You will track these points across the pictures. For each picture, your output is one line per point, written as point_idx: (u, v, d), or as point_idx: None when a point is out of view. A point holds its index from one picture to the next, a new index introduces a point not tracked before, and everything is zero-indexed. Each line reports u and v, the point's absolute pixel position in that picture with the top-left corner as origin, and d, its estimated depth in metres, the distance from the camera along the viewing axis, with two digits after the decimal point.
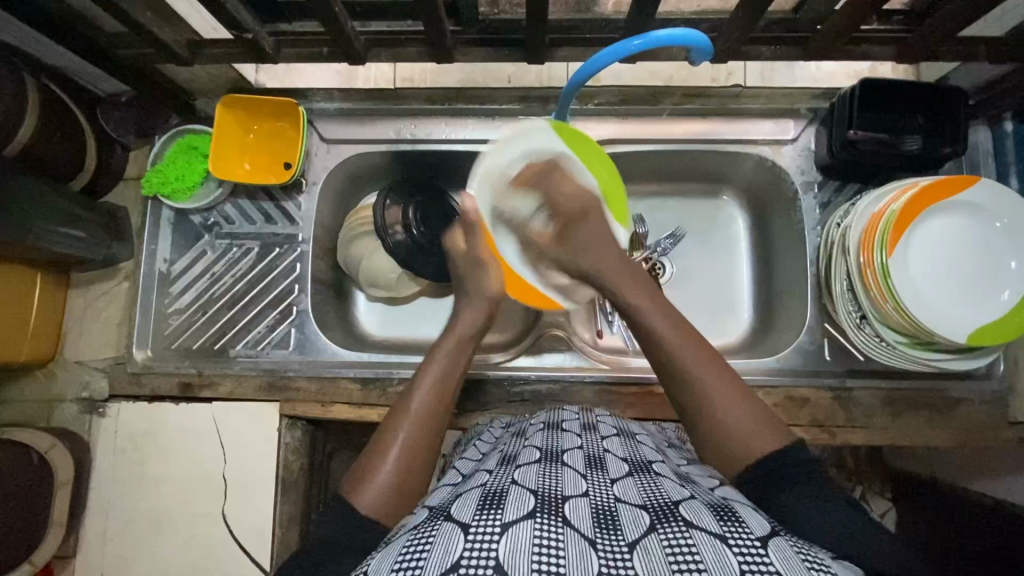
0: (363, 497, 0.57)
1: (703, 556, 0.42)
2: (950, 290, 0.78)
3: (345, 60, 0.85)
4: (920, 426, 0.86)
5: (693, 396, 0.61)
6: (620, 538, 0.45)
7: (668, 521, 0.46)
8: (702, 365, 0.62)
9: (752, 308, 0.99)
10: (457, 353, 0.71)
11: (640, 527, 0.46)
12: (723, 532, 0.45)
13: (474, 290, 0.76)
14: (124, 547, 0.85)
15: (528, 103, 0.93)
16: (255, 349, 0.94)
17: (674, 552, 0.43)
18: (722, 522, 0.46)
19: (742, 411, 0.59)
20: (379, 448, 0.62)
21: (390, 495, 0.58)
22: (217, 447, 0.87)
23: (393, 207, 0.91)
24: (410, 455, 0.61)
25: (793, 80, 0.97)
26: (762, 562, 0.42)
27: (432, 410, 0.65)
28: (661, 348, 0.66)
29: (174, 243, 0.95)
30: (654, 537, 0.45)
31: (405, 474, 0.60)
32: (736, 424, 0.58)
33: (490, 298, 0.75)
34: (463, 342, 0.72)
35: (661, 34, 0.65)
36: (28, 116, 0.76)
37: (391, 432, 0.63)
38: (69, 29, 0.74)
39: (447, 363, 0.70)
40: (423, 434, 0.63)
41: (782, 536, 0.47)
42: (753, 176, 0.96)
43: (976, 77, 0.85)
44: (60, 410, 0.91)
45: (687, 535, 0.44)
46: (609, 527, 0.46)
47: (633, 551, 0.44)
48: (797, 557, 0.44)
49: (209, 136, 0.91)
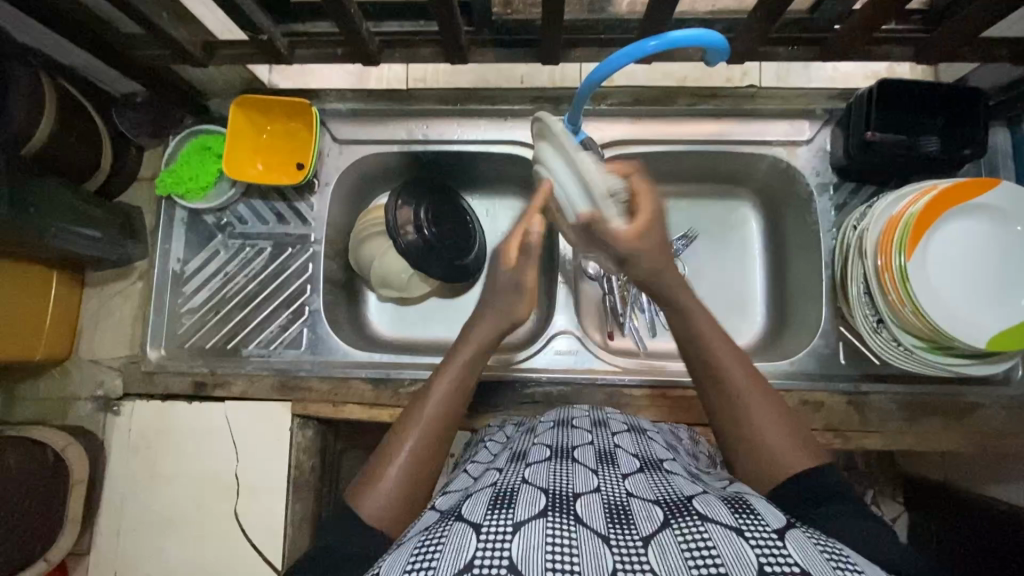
0: (364, 505, 0.58)
1: (720, 552, 0.42)
2: (969, 296, 0.77)
3: (359, 60, 0.85)
4: (937, 431, 0.85)
5: (739, 418, 0.62)
6: (633, 532, 0.44)
7: (682, 515, 0.46)
8: (749, 395, 0.63)
9: (765, 311, 0.99)
10: (471, 364, 0.71)
11: (653, 521, 0.46)
12: (739, 526, 0.44)
13: (496, 309, 0.74)
14: (137, 545, 0.86)
15: (540, 103, 0.93)
16: (267, 348, 0.94)
17: (689, 547, 0.42)
18: (738, 515, 0.46)
19: (790, 438, 0.60)
20: (385, 456, 0.63)
21: (390, 504, 0.59)
22: (229, 447, 0.87)
23: (404, 207, 0.92)
24: (416, 464, 0.62)
25: (808, 80, 0.96)
26: (780, 554, 0.42)
27: (442, 420, 0.66)
28: (716, 373, 0.65)
29: (187, 243, 0.95)
30: (669, 531, 0.44)
31: (408, 486, 0.61)
32: (780, 453, 0.59)
33: (513, 320, 0.75)
34: (480, 350, 0.72)
35: (678, 35, 0.64)
36: (43, 118, 0.77)
37: (398, 439, 0.64)
38: (83, 26, 0.74)
39: (459, 375, 0.70)
40: (429, 444, 0.64)
41: (796, 527, 0.46)
42: (769, 177, 0.95)
43: (995, 78, 0.84)
44: (75, 408, 0.91)
45: (702, 528, 0.44)
46: (622, 521, 0.46)
47: (647, 545, 0.43)
48: (819, 553, 0.43)
49: (221, 136, 0.92)
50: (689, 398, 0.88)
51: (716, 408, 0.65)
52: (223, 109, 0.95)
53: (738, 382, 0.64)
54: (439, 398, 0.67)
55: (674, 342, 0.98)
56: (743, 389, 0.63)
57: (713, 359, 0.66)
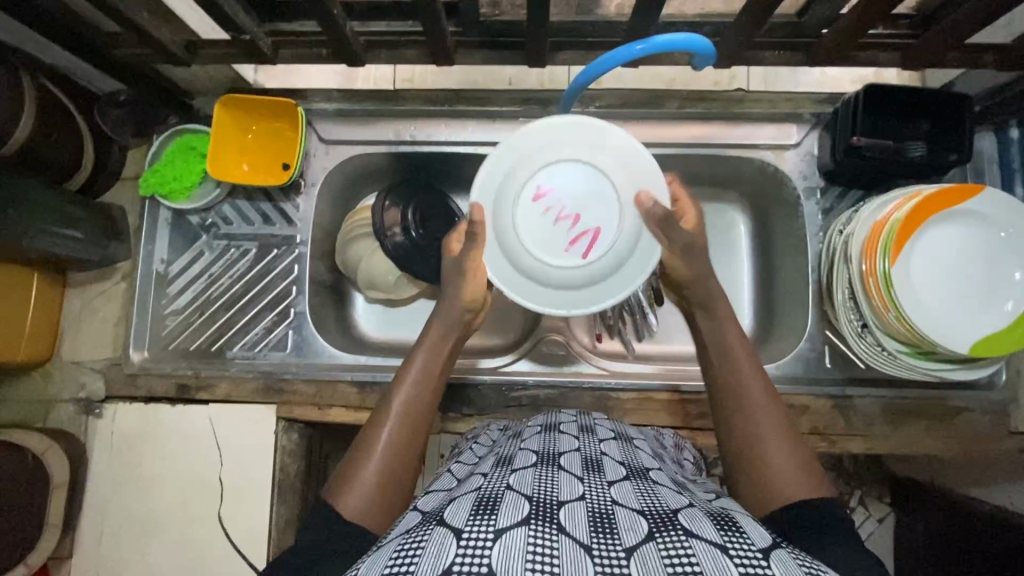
0: (343, 508, 0.57)
1: (702, 565, 0.42)
2: (952, 301, 0.77)
3: (344, 61, 0.84)
4: (921, 435, 0.86)
5: (746, 432, 0.63)
6: (617, 542, 0.44)
7: (667, 528, 0.45)
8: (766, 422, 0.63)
9: (751, 314, 0.99)
10: (434, 356, 0.71)
11: (637, 532, 0.45)
12: (723, 544, 0.44)
13: (449, 298, 0.74)
14: (119, 549, 0.85)
15: (528, 105, 0.92)
16: (252, 350, 0.93)
17: (672, 560, 0.42)
18: (723, 533, 0.46)
19: (794, 459, 0.60)
20: (359, 458, 0.62)
21: (371, 502, 0.58)
22: (213, 450, 0.87)
23: (391, 209, 0.91)
24: (393, 458, 0.62)
25: (796, 85, 0.96)
26: (763, 572, 0.42)
27: (412, 414, 0.66)
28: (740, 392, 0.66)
29: (171, 243, 0.94)
30: (652, 544, 0.44)
31: (389, 481, 0.60)
32: (781, 479, 0.59)
33: (466, 305, 0.74)
34: (439, 343, 0.72)
35: (664, 40, 0.64)
36: (22, 116, 0.75)
37: (370, 439, 0.63)
38: (62, 24, 0.73)
39: (423, 370, 0.69)
40: (402, 439, 0.64)
41: (783, 547, 0.46)
42: (756, 181, 0.95)
43: (981, 84, 0.85)
44: (57, 411, 0.90)
45: (686, 544, 0.44)
46: (606, 530, 0.45)
47: (630, 556, 0.43)
48: (800, 569, 0.43)
49: (206, 136, 0.91)
50: (676, 402, 0.88)
51: (726, 421, 0.65)
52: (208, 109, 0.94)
53: (759, 406, 0.64)
54: (406, 392, 0.67)
55: (662, 343, 0.98)
56: (761, 413, 0.63)
57: (740, 380, 0.66)
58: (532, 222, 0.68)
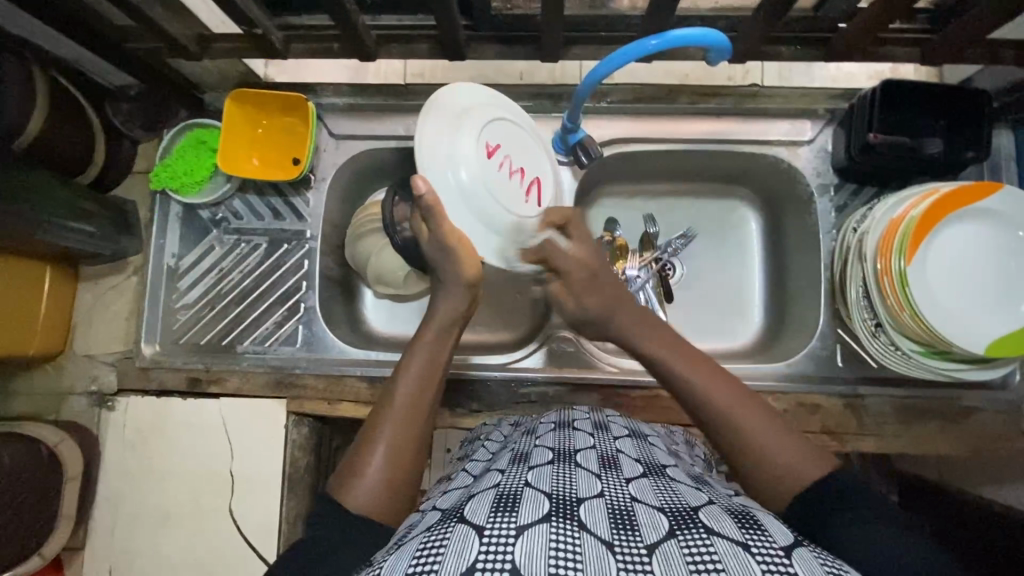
0: (349, 497, 0.58)
1: (725, 563, 0.41)
2: (973, 301, 0.76)
3: (355, 55, 0.84)
4: (932, 435, 0.85)
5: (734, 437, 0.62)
6: (638, 539, 0.44)
7: (688, 526, 0.45)
8: (751, 429, 0.61)
9: (762, 311, 0.98)
10: (437, 345, 0.70)
11: (658, 529, 0.45)
12: (745, 541, 0.44)
13: (449, 280, 0.72)
14: (133, 540, 0.86)
15: (540, 99, 0.91)
16: (262, 345, 0.92)
17: (694, 557, 0.42)
18: (745, 531, 0.45)
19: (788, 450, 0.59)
20: (362, 450, 0.62)
21: (378, 492, 0.58)
22: (223, 443, 0.87)
23: (401, 204, 0.89)
24: (393, 451, 0.62)
25: (812, 79, 0.94)
26: (785, 570, 0.42)
27: (413, 404, 0.66)
28: (711, 412, 0.64)
29: (182, 238, 0.94)
30: (674, 541, 0.44)
31: (392, 476, 0.60)
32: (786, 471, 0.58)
33: (469, 284, 0.72)
34: (443, 332, 0.71)
35: (680, 35, 0.63)
36: (36, 110, 0.76)
37: (372, 433, 0.63)
38: (75, 19, 0.73)
39: (425, 360, 0.69)
40: (404, 432, 0.63)
41: (804, 546, 0.46)
42: (769, 177, 0.94)
43: (998, 81, 0.84)
44: (70, 404, 0.91)
45: (708, 541, 0.44)
46: (627, 528, 0.45)
47: (652, 554, 0.43)
48: (823, 569, 0.43)
49: (215, 130, 0.90)
50: None
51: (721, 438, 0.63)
52: (218, 104, 0.94)
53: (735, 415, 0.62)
54: (407, 381, 0.67)
55: None
56: (743, 423, 0.62)
57: (709, 402, 0.64)
58: (479, 155, 0.72)
